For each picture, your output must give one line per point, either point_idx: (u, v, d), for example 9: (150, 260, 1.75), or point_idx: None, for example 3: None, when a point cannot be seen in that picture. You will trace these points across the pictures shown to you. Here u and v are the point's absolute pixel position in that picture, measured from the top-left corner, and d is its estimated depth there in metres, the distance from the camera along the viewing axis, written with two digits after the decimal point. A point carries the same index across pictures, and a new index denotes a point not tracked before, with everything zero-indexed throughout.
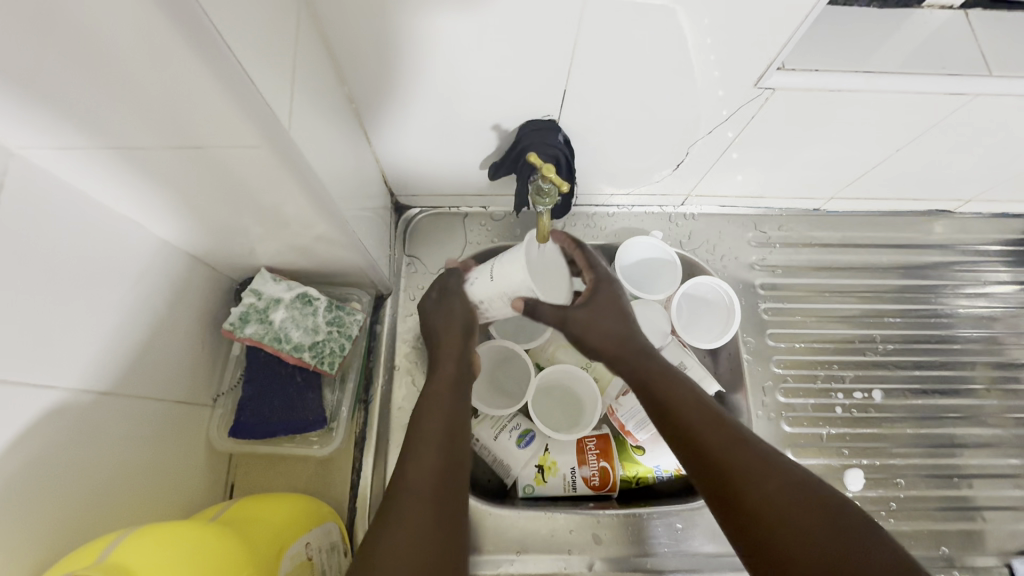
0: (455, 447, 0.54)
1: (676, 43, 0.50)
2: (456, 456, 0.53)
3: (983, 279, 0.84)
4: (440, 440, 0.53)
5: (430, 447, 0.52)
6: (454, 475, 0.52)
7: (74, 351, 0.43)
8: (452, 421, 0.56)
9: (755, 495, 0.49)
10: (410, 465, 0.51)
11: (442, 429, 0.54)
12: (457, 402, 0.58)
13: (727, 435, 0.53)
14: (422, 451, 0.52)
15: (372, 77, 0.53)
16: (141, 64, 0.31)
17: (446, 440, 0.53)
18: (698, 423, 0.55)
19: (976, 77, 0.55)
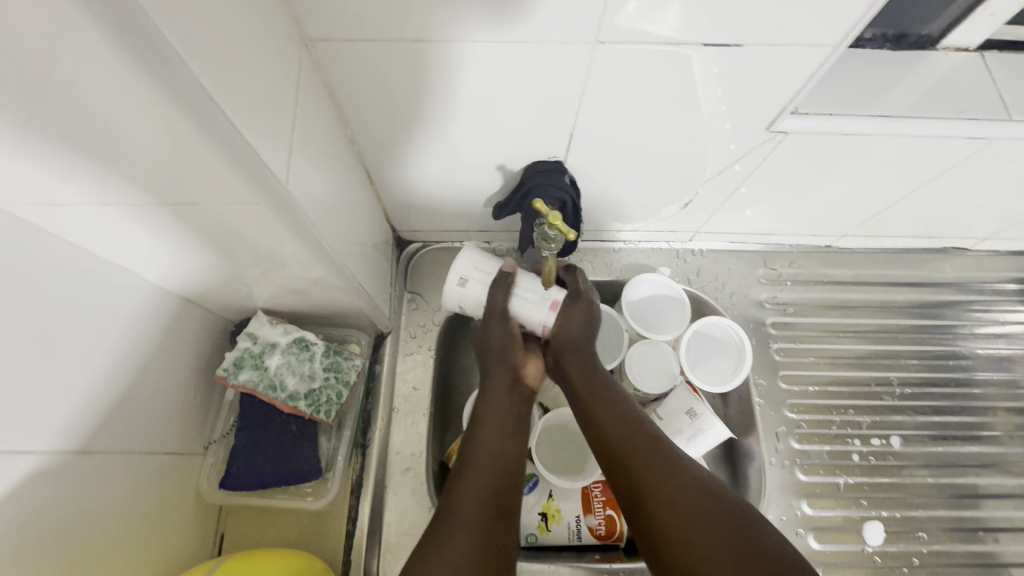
0: (508, 469, 0.56)
1: (687, 84, 0.49)
2: (508, 477, 0.55)
3: (1001, 319, 0.82)
4: (489, 464, 0.56)
5: (480, 468, 0.55)
6: (505, 498, 0.54)
7: (53, 409, 0.41)
8: (505, 443, 0.58)
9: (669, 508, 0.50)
10: (458, 492, 0.53)
11: (494, 453, 0.57)
12: (512, 423, 0.59)
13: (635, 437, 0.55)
14: (474, 478, 0.54)
15: (374, 118, 0.52)
16: (125, 125, 0.30)
17: (496, 468, 0.56)
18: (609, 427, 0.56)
19: (994, 122, 0.54)
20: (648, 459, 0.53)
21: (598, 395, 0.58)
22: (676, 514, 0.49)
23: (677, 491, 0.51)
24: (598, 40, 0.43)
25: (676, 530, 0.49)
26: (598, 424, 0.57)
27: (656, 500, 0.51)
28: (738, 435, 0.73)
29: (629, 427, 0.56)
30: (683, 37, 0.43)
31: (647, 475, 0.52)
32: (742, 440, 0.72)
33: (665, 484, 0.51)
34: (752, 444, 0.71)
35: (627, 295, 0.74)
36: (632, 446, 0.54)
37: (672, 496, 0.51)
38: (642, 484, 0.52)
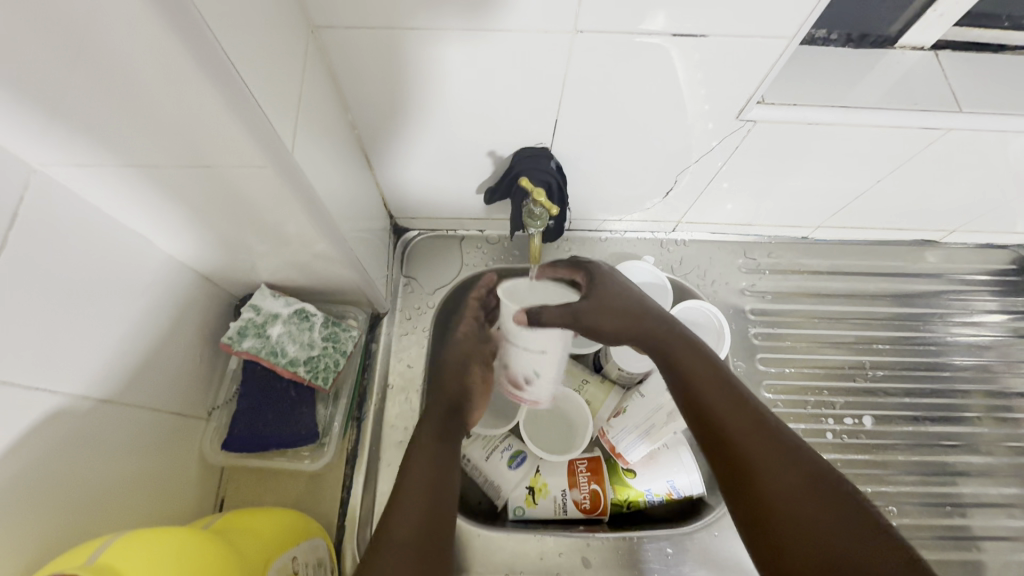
0: (442, 490, 0.54)
1: (666, 76, 0.53)
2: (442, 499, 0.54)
3: (971, 308, 0.86)
4: (425, 487, 0.53)
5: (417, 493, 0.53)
6: (438, 520, 0.52)
7: (74, 358, 0.44)
8: (441, 467, 0.56)
9: (781, 500, 0.50)
10: (395, 516, 0.51)
11: (428, 477, 0.55)
12: (448, 448, 0.58)
13: (750, 420, 0.54)
14: (409, 498, 0.52)
15: (374, 105, 0.56)
16: (151, 85, 0.33)
17: (430, 490, 0.53)
18: (720, 405, 0.55)
19: (947, 113, 0.58)
20: (767, 451, 0.52)
21: (707, 380, 0.57)
22: (790, 506, 0.49)
23: (795, 489, 0.50)
24: (577, 29, 0.48)
25: (796, 524, 0.48)
26: (706, 399, 0.56)
27: (762, 480, 0.51)
28: None
29: (743, 414, 0.55)
30: (668, 29, 0.48)
31: (762, 466, 0.51)
32: None
33: (779, 473, 0.51)
34: None
35: None
36: (746, 437, 0.53)
37: (791, 489, 0.50)
38: (753, 475, 0.51)
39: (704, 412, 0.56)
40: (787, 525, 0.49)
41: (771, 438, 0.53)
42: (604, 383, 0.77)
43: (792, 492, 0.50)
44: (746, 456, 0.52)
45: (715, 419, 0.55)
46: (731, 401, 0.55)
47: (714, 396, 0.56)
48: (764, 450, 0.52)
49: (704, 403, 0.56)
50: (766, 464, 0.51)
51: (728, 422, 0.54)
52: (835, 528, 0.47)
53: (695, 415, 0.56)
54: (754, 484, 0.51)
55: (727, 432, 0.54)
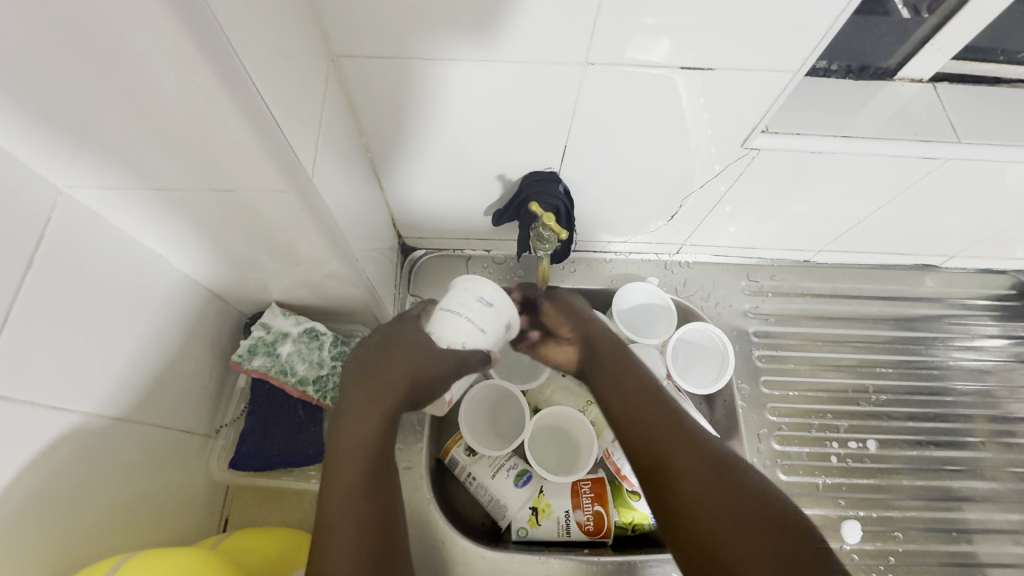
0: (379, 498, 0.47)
1: (669, 105, 0.55)
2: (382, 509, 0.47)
3: (972, 332, 0.86)
4: (359, 502, 0.46)
5: (349, 511, 0.45)
6: (381, 530, 0.46)
7: (92, 376, 0.44)
8: (374, 470, 0.48)
9: (690, 482, 0.47)
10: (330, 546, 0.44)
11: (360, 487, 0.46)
12: (384, 444, 0.49)
13: (660, 411, 0.53)
14: (341, 522, 0.45)
15: (388, 128, 0.58)
16: (181, 114, 0.34)
17: (367, 502, 0.46)
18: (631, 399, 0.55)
19: (947, 143, 0.59)
20: (685, 450, 0.49)
21: (623, 376, 0.57)
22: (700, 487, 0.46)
23: (707, 473, 0.47)
24: (588, 61, 0.49)
25: (699, 517, 0.45)
26: (612, 397, 0.56)
27: (675, 464, 0.48)
28: (722, 436, 0.76)
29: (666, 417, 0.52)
30: (670, 61, 0.49)
31: (686, 459, 0.48)
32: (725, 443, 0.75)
33: (685, 460, 0.48)
34: (735, 446, 0.74)
35: (617, 302, 0.78)
36: (661, 431, 0.51)
37: (699, 472, 0.47)
38: (663, 465, 0.49)
39: (616, 399, 0.55)
40: (694, 503, 0.45)
41: (683, 427, 0.51)
42: None
43: (704, 475, 0.47)
44: (654, 442, 0.50)
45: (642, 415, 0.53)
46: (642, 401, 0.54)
47: (625, 388, 0.56)
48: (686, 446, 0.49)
49: (617, 394, 0.56)
50: (682, 459, 0.48)
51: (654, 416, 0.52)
52: (748, 511, 0.44)
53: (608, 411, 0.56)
54: (666, 471, 0.48)
55: (648, 429, 0.51)
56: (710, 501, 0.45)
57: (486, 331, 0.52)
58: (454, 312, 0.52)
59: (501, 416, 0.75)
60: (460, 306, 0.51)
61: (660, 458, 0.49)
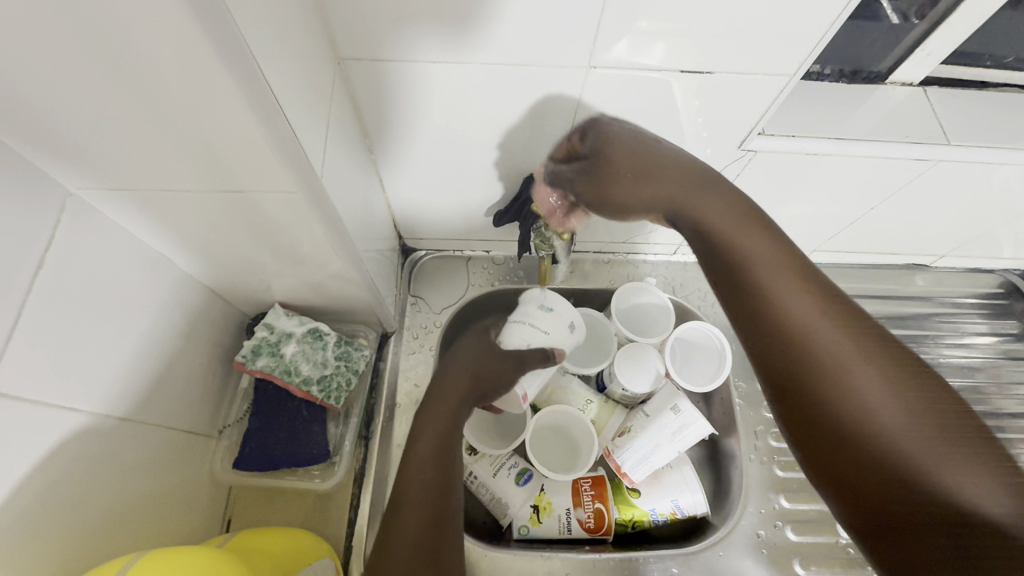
0: (444, 485, 0.51)
1: (667, 108, 0.56)
2: (443, 497, 0.51)
3: (961, 330, 0.88)
4: (425, 487, 0.51)
5: (415, 496, 0.50)
6: (444, 515, 0.50)
7: (98, 378, 0.45)
8: (441, 460, 0.53)
9: (851, 423, 0.43)
10: (398, 525, 0.49)
11: (428, 474, 0.52)
12: (451, 437, 0.55)
13: (859, 328, 0.46)
14: (406, 505, 0.50)
15: (392, 131, 0.58)
16: (196, 117, 0.35)
17: (432, 488, 0.51)
18: (806, 315, 0.46)
19: (937, 145, 0.61)
20: (861, 371, 0.44)
21: (800, 300, 0.47)
22: (851, 433, 0.43)
23: (862, 408, 0.43)
24: (590, 65, 0.50)
25: (837, 447, 0.43)
26: (772, 315, 0.47)
27: (843, 400, 0.43)
28: (721, 432, 0.78)
29: (868, 340, 0.45)
30: (667, 64, 0.50)
31: (842, 390, 0.43)
32: (724, 439, 0.78)
33: (881, 390, 0.43)
34: (733, 443, 0.76)
35: (616, 302, 0.79)
36: (834, 356, 0.44)
37: (875, 412, 0.42)
38: (827, 398, 0.44)
39: (771, 327, 0.47)
40: (844, 444, 0.43)
41: (851, 346, 0.45)
42: (609, 402, 0.78)
43: (872, 409, 0.43)
44: (838, 375, 0.44)
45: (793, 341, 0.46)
46: (858, 323, 0.46)
47: (780, 305, 0.47)
48: (828, 378, 0.44)
49: (777, 320, 0.47)
50: (829, 392, 0.44)
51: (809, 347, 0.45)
52: (881, 462, 0.41)
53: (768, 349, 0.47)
54: (835, 402, 0.43)
55: (815, 365, 0.45)
56: (858, 436, 0.43)
57: (548, 333, 0.60)
58: (521, 321, 0.60)
59: (502, 415, 0.75)
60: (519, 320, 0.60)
61: (813, 380, 0.45)
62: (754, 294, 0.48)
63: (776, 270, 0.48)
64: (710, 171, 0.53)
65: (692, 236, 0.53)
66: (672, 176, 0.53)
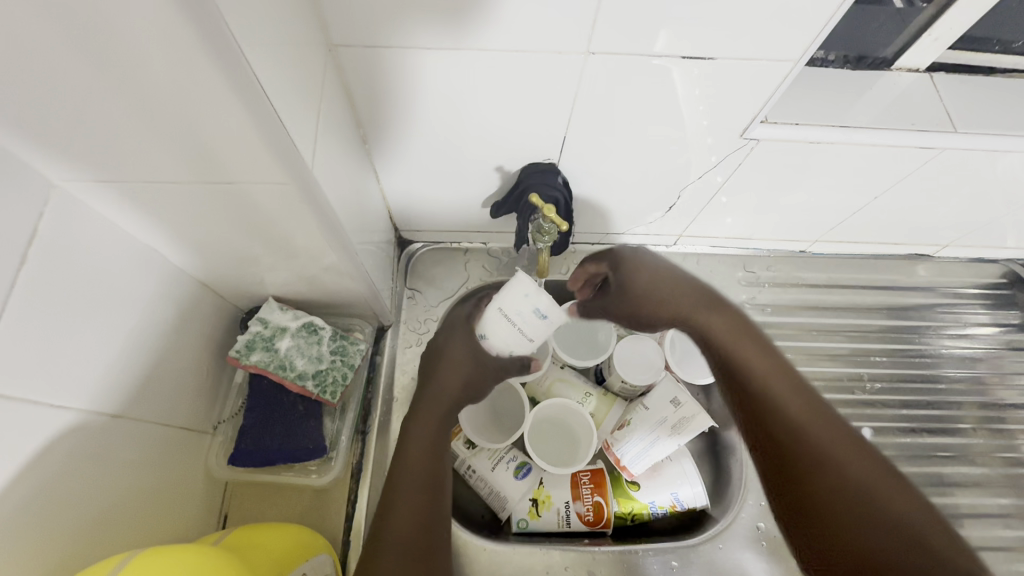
0: (433, 483, 0.56)
1: (667, 96, 0.54)
2: (432, 495, 0.55)
3: (963, 320, 0.88)
4: (417, 484, 0.55)
5: (407, 491, 0.54)
6: (432, 511, 0.54)
7: (86, 375, 0.44)
8: (431, 457, 0.57)
9: (862, 532, 0.50)
10: (389, 516, 0.53)
11: (421, 471, 0.56)
12: (441, 436, 0.59)
13: (829, 427, 0.56)
14: (400, 499, 0.54)
15: (385, 119, 0.57)
16: (180, 105, 0.34)
17: (422, 485, 0.55)
18: (824, 436, 0.55)
19: (942, 133, 0.60)
20: (857, 455, 0.54)
21: (812, 413, 0.57)
22: (868, 531, 0.50)
23: (874, 509, 0.51)
24: (589, 51, 0.49)
25: (863, 552, 0.49)
26: (808, 434, 0.55)
27: (845, 493, 0.52)
28: (720, 426, 0.77)
29: (820, 430, 0.56)
30: (668, 50, 0.49)
31: (825, 478, 0.53)
32: (723, 432, 0.77)
33: (845, 474, 0.53)
34: (732, 435, 0.76)
35: None
36: (842, 459, 0.54)
37: (879, 510, 0.51)
38: (807, 478, 0.54)
39: (770, 416, 0.57)
40: (849, 551, 0.50)
41: (858, 463, 0.53)
42: (608, 395, 0.77)
43: (868, 504, 0.51)
44: (824, 471, 0.53)
45: (780, 441, 0.56)
46: (819, 409, 0.57)
47: (783, 406, 0.57)
48: (840, 473, 0.53)
49: (780, 410, 0.57)
50: (858, 479, 0.52)
51: (806, 448, 0.55)
52: (882, 541, 0.49)
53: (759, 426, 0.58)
54: (811, 487, 0.53)
55: (818, 471, 0.54)
56: (868, 528, 0.50)
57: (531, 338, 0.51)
58: (505, 316, 0.50)
59: (500, 408, 0.75)
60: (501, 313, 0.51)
61: (810, 468, 0.54)
62: (756, 393, 0.59)
63: (748, 363, 0.60)
64: (715, 297, 0.66)
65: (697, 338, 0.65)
66: (688, 296, 0.65)
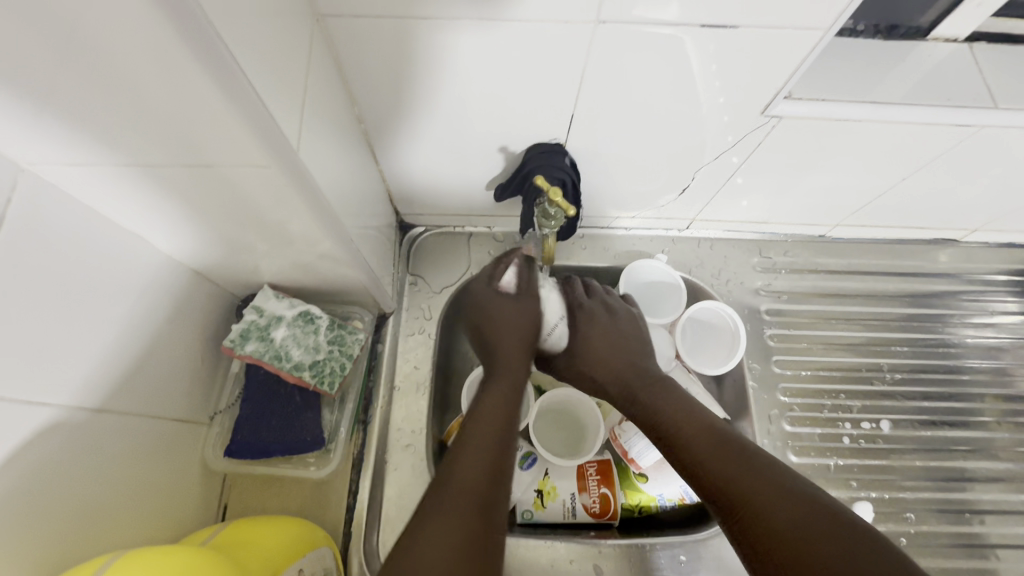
0: (506, 451, 0.51)
1: (682, 68, 0.50)
2: (505, 454, 0.51)
3: (990, 309, 0.84)
4: (488, 439, 0.51)
5: (474, 442, 0.50)
6: (503, 475, 0.49)
7: (67, 367, 0.42)
8: (505, 420, 0.54)
9: (777, 541, 0.43)
10: (456, 466, 0.48)
11: (495, 430, 0.52)
12: (515, 403, 0.56)
13: (718, 440, 0.52)
14: (469, 449, 0.50)
15: (380, 97, 0.54)
16: (144, 80, 0.31)
17: (493, 446, 0.50)
18: (688, 438, 0.53)
19: (982, 109, 0.55)
20: (773, 501, 0.46)
21: (682, 416, 0.55)
22: (811, 555, 0.41)
23: (783, 523, 0.44)
24: (598, 20, 0.45)
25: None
26: (682, 433, 0.54)
27: (767, 520, 0.45)
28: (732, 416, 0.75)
29: (758, 471, 0.48)
30: (684, 19, 0.45)
31: (749, 514, 0.46)
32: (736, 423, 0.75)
33: (775, 512, 0.45)
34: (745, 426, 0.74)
35: (624, 280, 0.76)
36: (734, 482, 0.48)
37: (789, 527, 0.44)
38: (746, 505, 0.46)
39: (676, 443, 0.54)
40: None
41: (766, 470, 0.48)
42: None
43: (778, 515, 0.45)
44: (733, 488, 0.48)
45: (677, 444, 0.53)
46: (704, 422, 0.54)
47: (682, 421, 0.55)
48: (767, 522, 0.45)
49: (668, 427, 0.55)
50: (779, 532, 0.44)
51: (680, 434, 0.54)
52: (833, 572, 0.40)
53: (692, 470, 0.52)
54: (757, 520, 0.45)
55: (721, 483, 0.49)
56: (797, 555, 0.42)
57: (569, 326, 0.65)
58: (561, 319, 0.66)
59: None
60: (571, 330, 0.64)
61: (737, 496, 0.47)
62: (637, 404, 0.59)
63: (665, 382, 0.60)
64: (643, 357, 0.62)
65: (631, 407, 0.60)
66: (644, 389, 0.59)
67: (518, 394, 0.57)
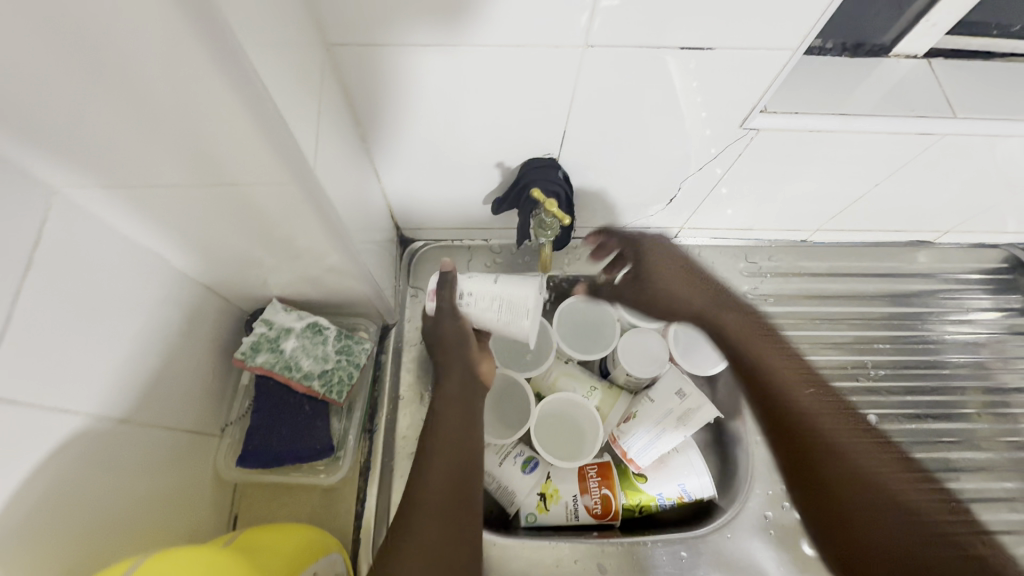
0: (464, 455, 0.58)
1: (665, 85, 0.54)
2: (466, 461, 0.58)
3: (966, 306, 0.88)
4: (448, 451, 0.58)
5: (436, 458, 0.57)
6: (465, 483, 0.56)
7: (92, 379, 0.44)
8: (463, 430, 0.60)
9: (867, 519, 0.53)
10: (419, 485, 0.55)
11: (453, 440, 0.59)
12: (471, 408, 0.62)
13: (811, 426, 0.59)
14: (433, 464, 0.56)
15: (385, 118, 0.57)
16: (178, 107, 0.33)
17: (453, 456, 0.57)
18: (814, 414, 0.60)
19: (943, 119, 0.60)
20: (850, 472, 0.56)
21: (794, 398, 0.61)
22: (855, 498, 0.54)
23: (844, 485, 0.55)
24: (587, 44, 0.49)
25: (886, 545, 0.52)
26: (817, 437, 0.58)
27: (843, 489, 0.55)
28: (726, 416, 0.78)
29: (829, 443, 0.58)
30: (665, 42, 0.49)
31: (833, 473, 0.56)
32: (730, 422, 0.78)
33: (834, 472, 0.56)
34: (739, 425, 0.77)
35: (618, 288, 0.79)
36: (827, 452, 0.57)
37: (845, 482, 0.55)
38: (817, 470, 0.57)
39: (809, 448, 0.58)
40: (868, 536, 0.53)
41: (814, 438, 0.58)
42: (613, 387, 0.77)
43: (858, 496, 0.54)
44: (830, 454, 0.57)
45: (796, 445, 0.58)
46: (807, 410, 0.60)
47: (790, 406, 0.61)
48: (851, 502, 0.54)
49: (781, 409, 0.61)
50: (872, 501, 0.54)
51: (799, 436, 0.59)
52: (896, 524, 0.53)
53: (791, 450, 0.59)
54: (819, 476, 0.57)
55: (817, 461, 0.57)
56: (877, 520, 0.53)
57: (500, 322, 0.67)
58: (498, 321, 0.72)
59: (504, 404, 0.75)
60: (467, 297, 0.63)
61: (828, 472, 0.56)
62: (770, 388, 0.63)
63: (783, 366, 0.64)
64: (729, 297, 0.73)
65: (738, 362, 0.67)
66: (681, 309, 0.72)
67: (470, 400, 0.63)
